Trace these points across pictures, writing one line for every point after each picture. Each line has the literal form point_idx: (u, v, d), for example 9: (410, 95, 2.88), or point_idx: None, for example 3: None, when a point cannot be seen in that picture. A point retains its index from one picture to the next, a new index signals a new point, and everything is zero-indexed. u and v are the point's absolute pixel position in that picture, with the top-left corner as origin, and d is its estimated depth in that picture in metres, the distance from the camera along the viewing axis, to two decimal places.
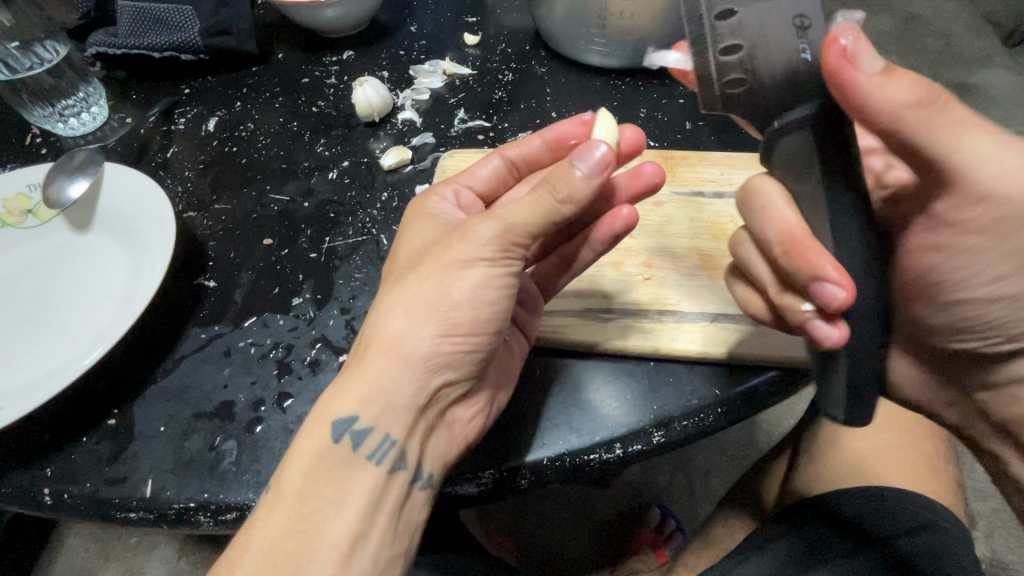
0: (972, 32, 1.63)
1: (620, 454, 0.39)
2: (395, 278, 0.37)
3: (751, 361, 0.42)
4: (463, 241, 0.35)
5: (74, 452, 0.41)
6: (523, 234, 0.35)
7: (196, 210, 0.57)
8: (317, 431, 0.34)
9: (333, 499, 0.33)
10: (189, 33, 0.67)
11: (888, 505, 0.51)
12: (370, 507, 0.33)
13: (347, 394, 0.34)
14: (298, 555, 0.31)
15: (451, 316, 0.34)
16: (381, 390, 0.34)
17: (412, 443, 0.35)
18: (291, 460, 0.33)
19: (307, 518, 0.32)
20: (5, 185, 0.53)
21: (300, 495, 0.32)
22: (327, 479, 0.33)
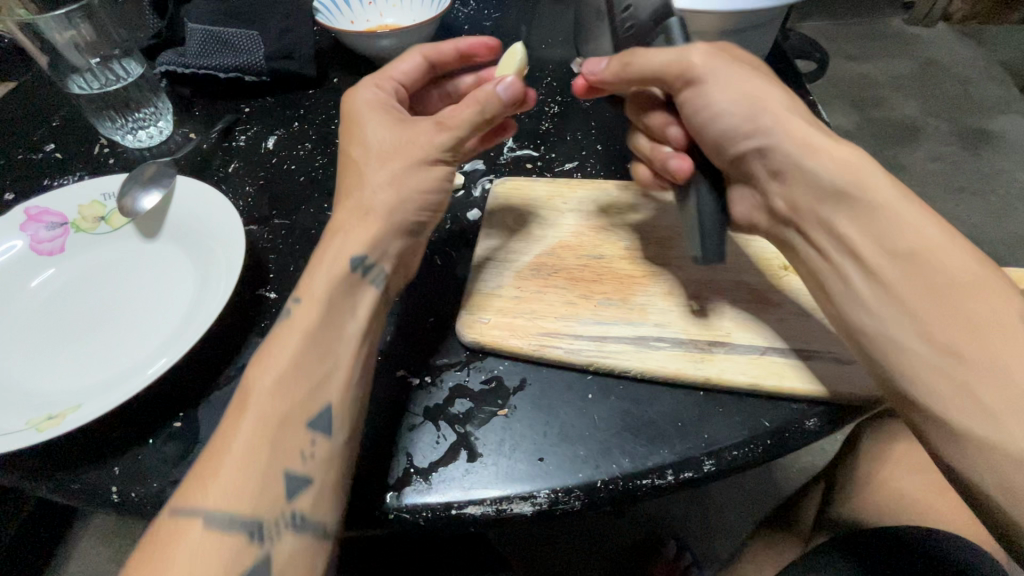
0: (989, 80, 1.66)
1: (672, 481, 0.40)
2: (345, 138, 0.49)
3: (800, 396, 0.43)
4: (431, 139, 0.46)
5: (141, 452, 0.42)
6: (442, 147, 0.46)
7: (257, 223, 0.59)
8: (323, 267, 0.44)
9: (330, 320, 0.41)
10: (256, 57, 0.71)
11: (922, 549, 0.50)
12: (354, 312, 0.43)
13: (342, 235, 0.45)
14: (308, 382, 0.38)
15: (417, 181, 0.46)
16: (370, 223, 0.45)
17: (388, 258, 0.46)
18: (290, 313, 0.41)
19: (303, 363, 0.39)
20: (80, 193, 0.56)
21: (295, 358, 0.39)
22: (318, 299, 0.42)
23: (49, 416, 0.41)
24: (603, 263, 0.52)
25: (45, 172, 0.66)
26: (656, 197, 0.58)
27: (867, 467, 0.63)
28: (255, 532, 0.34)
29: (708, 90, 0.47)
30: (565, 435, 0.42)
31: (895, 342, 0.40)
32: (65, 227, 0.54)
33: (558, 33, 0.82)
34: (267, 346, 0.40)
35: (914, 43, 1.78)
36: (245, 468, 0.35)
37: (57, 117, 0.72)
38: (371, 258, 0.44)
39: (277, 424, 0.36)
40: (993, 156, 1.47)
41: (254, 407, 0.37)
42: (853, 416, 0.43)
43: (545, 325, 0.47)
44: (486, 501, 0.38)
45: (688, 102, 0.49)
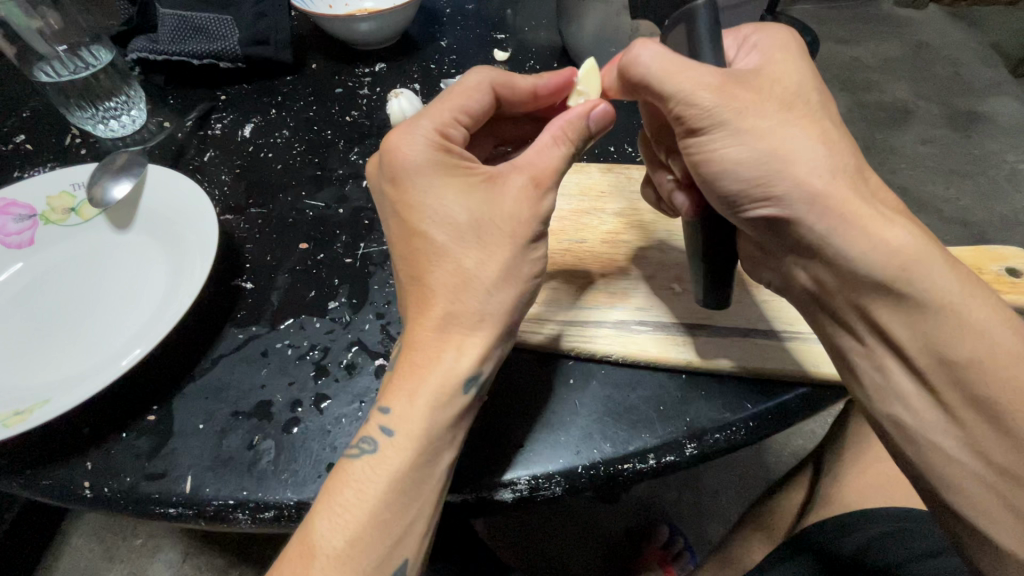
0: (980, 62, 1.65)
1: (654, 465, 0.39)
2: (410, 215, 0.38)
3: (784, 377, 0.42)
4: (535, 209, 0.37)
5: (113, 446, 0.41)
6: (546, 214, 0.38)
7: (233, 213, 0.58)
8: (421, 387, 0.35)
9: (430, 454, 0.34)
10: (229, 42, 0.69)
11: (913, 527, 0.51)
12: (460, 439, 0.36)
13: (439, 351, 0.36)
14: (395, 531, 0.33)
15: (524, 268, 0.38)
16: (482, 330, 0.36)
17: (496, 361, 0.37)
18: (408, 408, 0.34)
19: (404, 498, 0.33)
20: (48, 183, 0.54)
21: (390, 493, 0.33)
22: (416, 426, 0.34)
23: (17, 411, 0.40)
24: (585, 248, 0.51)
25: (15, 164, 0.64)
26: (638, 180, 0.57)
27: (853, 449, 0.63)
28: None
29: (718, 144, 0.35)
30: (546, 420, 0.41)
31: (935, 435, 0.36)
32: (34, 219, 0.53)
33: (540, 15, 0.80)
34: (350, 477, 0.33)
35: (904, 25, 1.77)
36: None
37: (27, 108, 0.70)
38: (483, 374, 0.36)
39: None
40: (982, 138, 1.47)
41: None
42: (836, 396, 0.43)
43: (527, 311, 0.47)
44: (465, 489, 0.38)
45: (700, 152, 0.36)
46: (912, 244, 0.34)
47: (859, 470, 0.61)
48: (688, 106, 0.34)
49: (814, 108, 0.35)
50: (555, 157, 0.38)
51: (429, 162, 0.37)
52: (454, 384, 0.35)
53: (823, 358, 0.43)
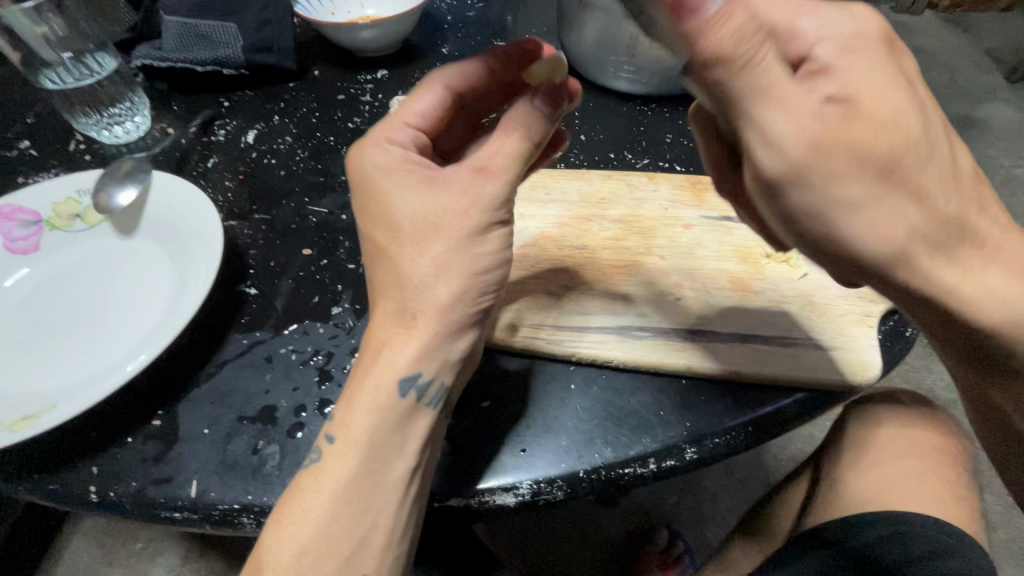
0: (976, 68, 1.67)
1: (654, 469, 0.40)
2: (365, 220, 0.39)
3: (782, 381, 0.43)
4: (474, 198, 0.37)
5: (120, 451, 0.42)
6: (496, 198, 0.37)
7: (237, 219, 0.58)
8: (361, 393, 0.36)
9: (376, 463, 0.35)
10: (233, 49, 0.70)
11: (910, 530, 0.53)
12: (410, 446, 0.36)
13: (379, 356, 0.37)
14: (350, 541, 0.34)
15: (468, 262, 0.37)
16: (420, 329, 0.37)
17: (448, 365, 0.38)
18: (355, 415, 0.36)
19: (352, 507, 0.34)
20: (54, 189, 0.55)
21: (338, 501, 0.34)
22: (360, 433, 0.35)
23: (24, 416, 0.40)
24: (586, 254, 0.52)
25: (20, 170, 0.65)
26: (638, 186, 0.57)
27: (852, 453, 0.64)
28: None
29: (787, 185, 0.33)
30: (545, 425, 0.42)
31: None
32: (40, 225, 0.53)
33: (541, 22, 0.81)
34: (300, 487, 0.35)
35: (901, 31, 1.78)
36: None
37: (31, 114, 0.71)
38: (426, 375, 0.36)
39: None
40: (979, 143, 1.48)
41: None
42: (835, 400, 0.43)
43: (529, 317, 0.47)
44: (464, 494, 0.38)
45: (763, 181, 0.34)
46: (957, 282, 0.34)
47: (858, 474, 0.62)
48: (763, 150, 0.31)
49: (919, 144, 0.31)
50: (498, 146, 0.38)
51: (379, 166, 0.39)
52: (390, 389, 0.36)
53: (842, 364, 0.43)
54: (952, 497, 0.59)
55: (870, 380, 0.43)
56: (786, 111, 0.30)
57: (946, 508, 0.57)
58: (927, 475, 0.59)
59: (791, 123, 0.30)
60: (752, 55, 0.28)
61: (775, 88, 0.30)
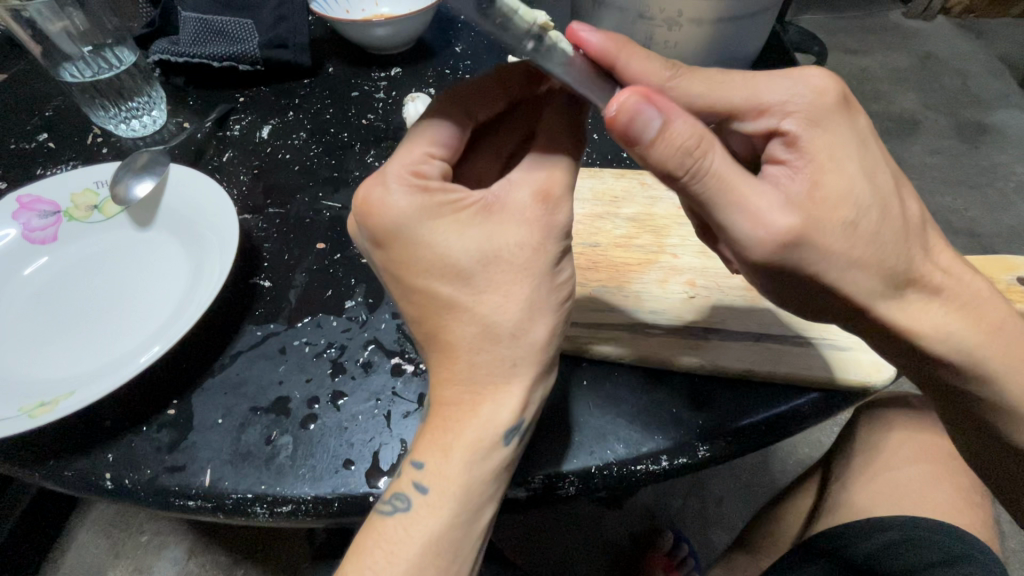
0: (988, 74, 1.65)
1: (666, 466, 0.40)
2: (413, 256, 0.35)
3: (799, 381, 0.43)
4: (548, 227, 0.35)
5: (135, 438, 0.42)
6: (565, 227, 0.36)
7: (251, 212, 0.59)
8: (443, 446, 0.34)
9: (468, 512, 0.34)
10: (248, 44, 0.70)
11: (922, 536, 0.52)
12: (498, 491, 0.36)
13: (464, 414, 0.35)
14: None
15: (551, 297, 0.36)
16: (519, 375, 0.35)
17: (535, 407, 0.37)
18: (451, 464, 0.34)
19: (440, 555, 0.33)
20: (73, 181, 0.55)
21: (430, 550, 0.33)
22: (456, 487, 0.34)
23: (42, 402, 0.40)
24: (599, 251, 0.52)
25: (38, 162, 0.65)
26: (651, 185, 0.57)
27: (862, 456, 0.63)
28: None
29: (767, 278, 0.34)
30: (556, 418, 0.42)
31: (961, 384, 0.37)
32: (58, 216, 0.54)
33: (554, 22, 0.82)
34: (385, 539, 0.34)
35: (913, 37, 1.77)
36: None
37: (50, 108, 0.71)
38: (523, 422, 0.36)
39: None
40: (991, 149, 1.47)
41: None
42: (848, 401, 0.43)
43: None
44: None
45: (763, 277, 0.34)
46: (920, 302, 0.34)
47: (869, 477, 0.61)
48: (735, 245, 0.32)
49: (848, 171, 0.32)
50: (557, 173, 0.36)
51: (418, 210, 0.34)
52: (492, 436, 0.35)
53: (858, 364, 0.43)
54: (966, 503, 0.58)
55: (885, 380, 0.43)
56: (749, 209, 0.31)
57: (959, 511, 0.57)
58: (940, 479, 0.59)
59: (755, 229, 0.31)
60: (697, 162, 0.30)
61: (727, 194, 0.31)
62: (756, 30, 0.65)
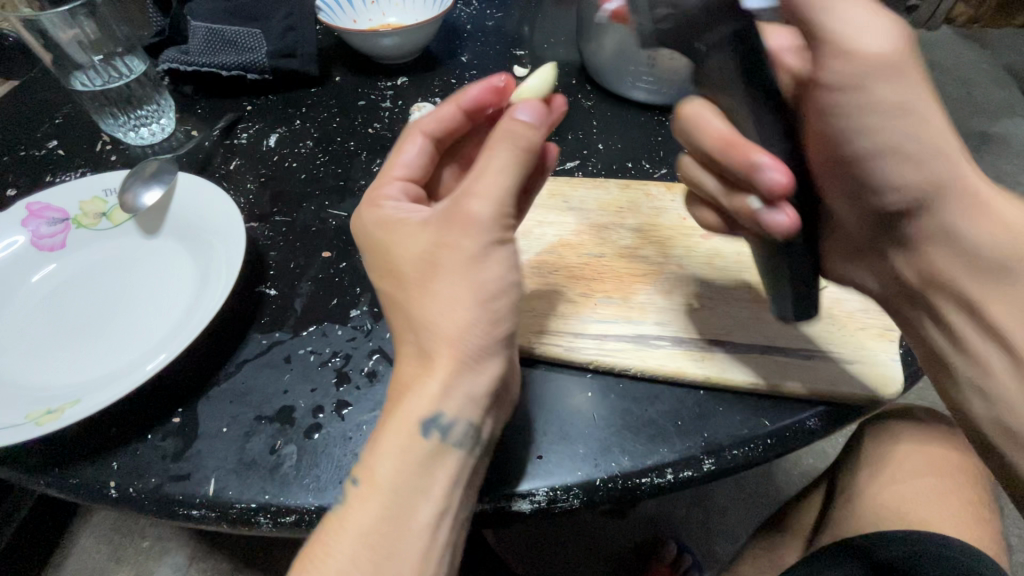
0: (992, 83, 1.65)
1: (672, 479, 0.39)
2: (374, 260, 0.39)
3: (804, 395, 0.42)
4: (464, 221, 0.36)
5: (140, 447, 0.42)
6: (488, 216, 0.36)
7: (258, 220, 0.59)
8: (377, 450, 0.34)
9: (399, 510, 0.33)
10: (257, 53, 0.71)
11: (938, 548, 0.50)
12: (435, 489, 0.34)
13: (401, 418, 0.35)
14: None
15: (473, 289, 0.35)
16: (438, 366, 0.35)
17: (473, 405, 0.35)
18: (380, 455, 0.34)
19: (373, 553, 0.32)
20: (82, 189, 0.56)
21: (359, 544, 0.32)
22: (384, 503, 0.33)
23: (49, 410, 0.40)
24: (604, 261, 0.52)
25: (47, 169, 0.66)
26: (656, 196, 0.57)
27: (869, 468, 0.63)
28: None
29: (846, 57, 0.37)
30: (560, 430, 0.42)
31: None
32: (66, 223, 0.54)
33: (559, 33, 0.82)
34: (312, 557, 0.32)
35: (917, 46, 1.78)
36: None
37: (60, 116, 0.72)
38: (449, 414, 0.35)
39: None
40: (996, 158, 1.46)
41: None
42: (855, 415, 0.43)
43: (544, 322, 0.47)
44: (484, 497, 0.38)
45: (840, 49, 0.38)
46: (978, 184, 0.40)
47: (877, 490, 0.60)
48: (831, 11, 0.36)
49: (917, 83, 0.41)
50: (481, 169, 0.37)
51: (373, 222, 0.40)
52: (413, 427, 0.35)
53: (864, 378, 0.43)
54: (973, 517, 0.58)
55: (891, 394, 0.42)
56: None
57: (967, 526, 0.56)
58: (947, 494, 0.58)
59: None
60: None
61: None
62: None
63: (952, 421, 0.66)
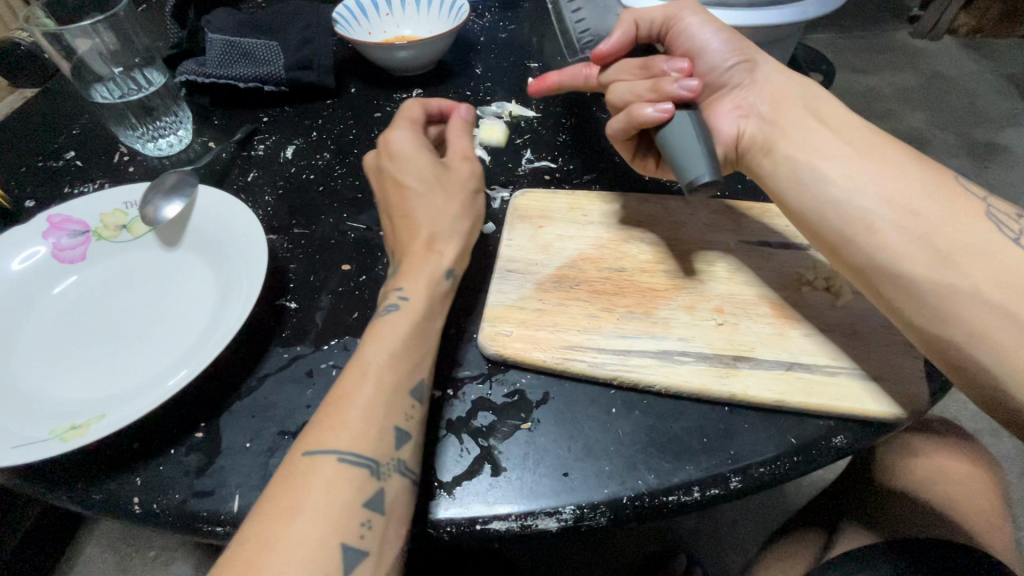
0: (995, 94, 1.66)
1: (698, 497, 0.39)
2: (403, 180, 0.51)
3: (829, 412, 0.42)
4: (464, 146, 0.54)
5: (163, 462, 0.42)
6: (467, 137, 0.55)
7: (276, 232, 0.59)
8: (425, 303, 0.44)
9: (425, 325, 0.43)
10: (275, 66, 0.72)
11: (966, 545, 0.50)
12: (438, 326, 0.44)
13: (391, 365, 0.39)
14: (396, 378, 0.39)
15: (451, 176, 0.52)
16: (427, 223, 0.48)
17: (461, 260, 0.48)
18: (414, 271, 0.46)
19: (405, 356, 0.40)
20: (102, 201, 0.56)
21: (400, 344, 0.41)
22: (370, 431, 0.36)
23: (74, 425, 0.40)
24: (625, 276, 0.52)
25: (65, 180, 0.66)
26: (675, 210, 0.58)
27: (882, 478, 0.63)
28: (358, 526, 0.33)
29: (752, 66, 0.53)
30: (585, 447, 0.41)
31: (960, 276, 0.40)
32: (87, 235, 0.54)
33: None
34: (293, 482, 0.33)
35: (919, 56, 1.79)
36: (347, 468, 0.34)
37: (78, 126, 0.73)
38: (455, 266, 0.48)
39: (375, 402, 0.37)
40: (1001, 168, 1.46)
41: (365, 378, 0.38)
42: (880, 433, 0.43)
43: (565, 338, 0.47)
44: (510, 515, 0.38)
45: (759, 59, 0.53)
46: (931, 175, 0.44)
47: (893, 498, 0.61)
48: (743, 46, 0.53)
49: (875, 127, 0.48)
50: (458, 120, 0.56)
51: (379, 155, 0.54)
52: (428, 251, 0.47)
53: (890, 396, 0.43)
54: (993, 533, 0.57)
55: (918, 412, 0.42)
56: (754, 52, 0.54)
57: (981, 539, 0.56)
58: (955, 502, 0.58)
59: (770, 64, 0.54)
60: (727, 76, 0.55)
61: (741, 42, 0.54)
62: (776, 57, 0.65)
63: (968, 435, 0.66)
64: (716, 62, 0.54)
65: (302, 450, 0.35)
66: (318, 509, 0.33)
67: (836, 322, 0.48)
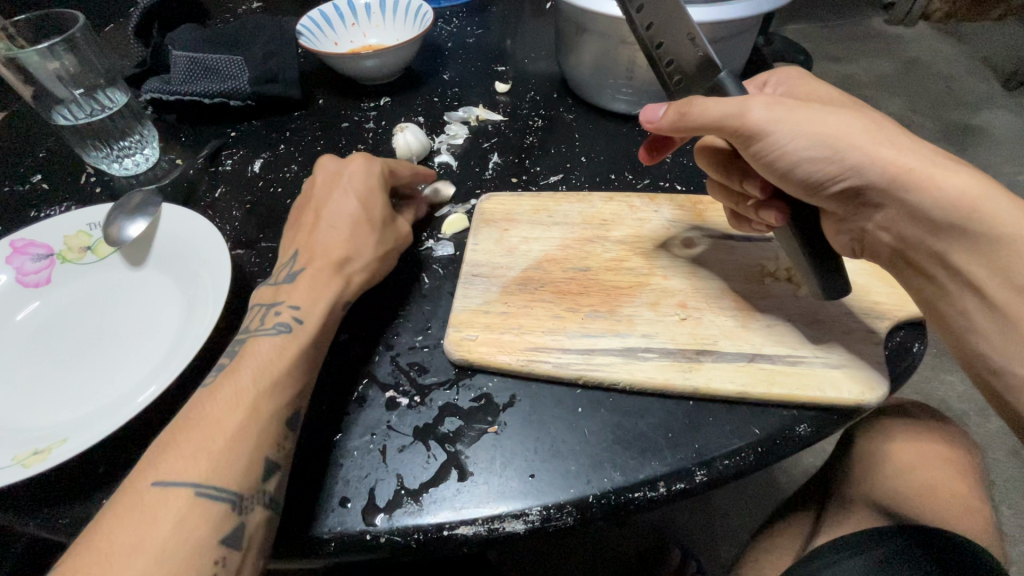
0: (971, 77, 1.68)
1: (664, 493, 0.39)
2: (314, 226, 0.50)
3: (792, 402, 0.43)
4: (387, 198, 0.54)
5: None
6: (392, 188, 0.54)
7: (244, 247, 0.59)
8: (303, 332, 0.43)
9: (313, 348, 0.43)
10: (240, 81, 0.71)
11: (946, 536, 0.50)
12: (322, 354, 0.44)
13: (270, 390, 0.39)
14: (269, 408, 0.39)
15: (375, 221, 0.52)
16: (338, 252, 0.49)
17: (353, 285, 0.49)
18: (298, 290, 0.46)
19: (282, 378, 0.40)
20: (66, 223, 0.56)
21: (280, 367, 0.41)
22: (235, 462, 0.36)
23: (35, 450, 0.40)
24: (589, 275, 0.52)
25: (32, 203, 0.66)
26: (639, 207, 0.58)
27: (863, 466, 0.63)
28: (213, 560, 0.33)
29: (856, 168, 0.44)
30: (553, 448, 0.42)
31: None
32: (51, 258, 0.54)
33: (539, 49, 0.84)
34: (141, 511, 0.33)
35: (896, 43, 1.81)
36: (203, 503, 0.34)
37: (44, 149, 0.72)
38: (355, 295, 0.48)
39: (238, 428, 0.37)
40: (979, 150, 1.48)
41: (234, 403, 0.38)
42: (843, 421, 0.43)
43: (530, 340, 0.47)
44: (477, 520, 0.38)
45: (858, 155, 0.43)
46: None
47: (874, 486, 0.61)
48: (843, 140, 0.43)
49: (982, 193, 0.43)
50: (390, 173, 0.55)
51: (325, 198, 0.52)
52: (331, 276, 0.47)
53: (851, 382, 0.43)
54: (968, 514, 0.58)
55: (879, 398, 0.43)
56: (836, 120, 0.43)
57: (957, 519, 0.56)
58: (933, 483, 0.59)
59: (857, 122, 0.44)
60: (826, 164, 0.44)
61: (821, 116, 0.43)
62: (739, 52, 0.65)
63: (945, 416, 0.66)
64: (818, 173, 0.44)
65: (152, 481, 0.34)
66: (162, 543, 0.32)
67: (799, 311, 0.48)
